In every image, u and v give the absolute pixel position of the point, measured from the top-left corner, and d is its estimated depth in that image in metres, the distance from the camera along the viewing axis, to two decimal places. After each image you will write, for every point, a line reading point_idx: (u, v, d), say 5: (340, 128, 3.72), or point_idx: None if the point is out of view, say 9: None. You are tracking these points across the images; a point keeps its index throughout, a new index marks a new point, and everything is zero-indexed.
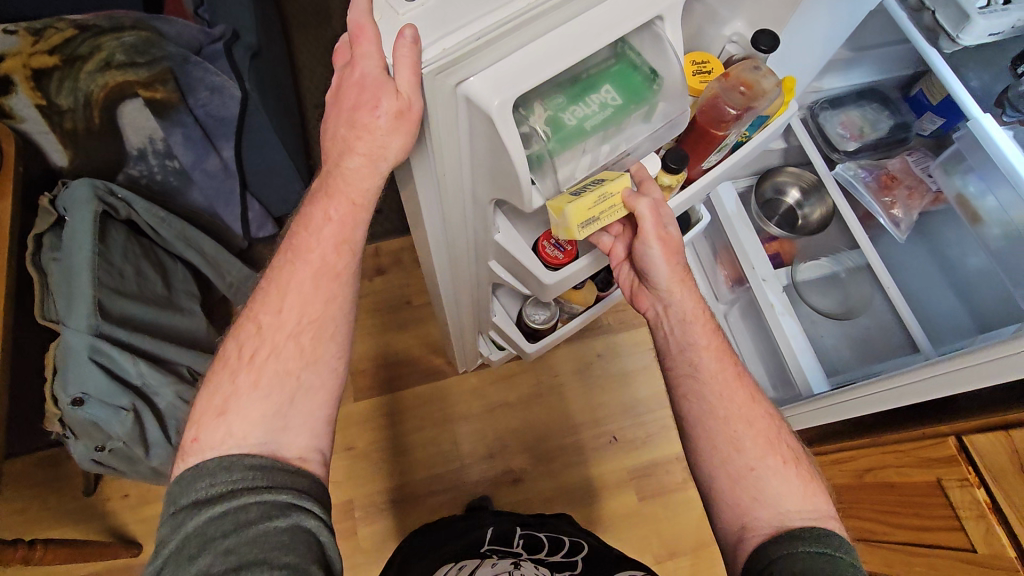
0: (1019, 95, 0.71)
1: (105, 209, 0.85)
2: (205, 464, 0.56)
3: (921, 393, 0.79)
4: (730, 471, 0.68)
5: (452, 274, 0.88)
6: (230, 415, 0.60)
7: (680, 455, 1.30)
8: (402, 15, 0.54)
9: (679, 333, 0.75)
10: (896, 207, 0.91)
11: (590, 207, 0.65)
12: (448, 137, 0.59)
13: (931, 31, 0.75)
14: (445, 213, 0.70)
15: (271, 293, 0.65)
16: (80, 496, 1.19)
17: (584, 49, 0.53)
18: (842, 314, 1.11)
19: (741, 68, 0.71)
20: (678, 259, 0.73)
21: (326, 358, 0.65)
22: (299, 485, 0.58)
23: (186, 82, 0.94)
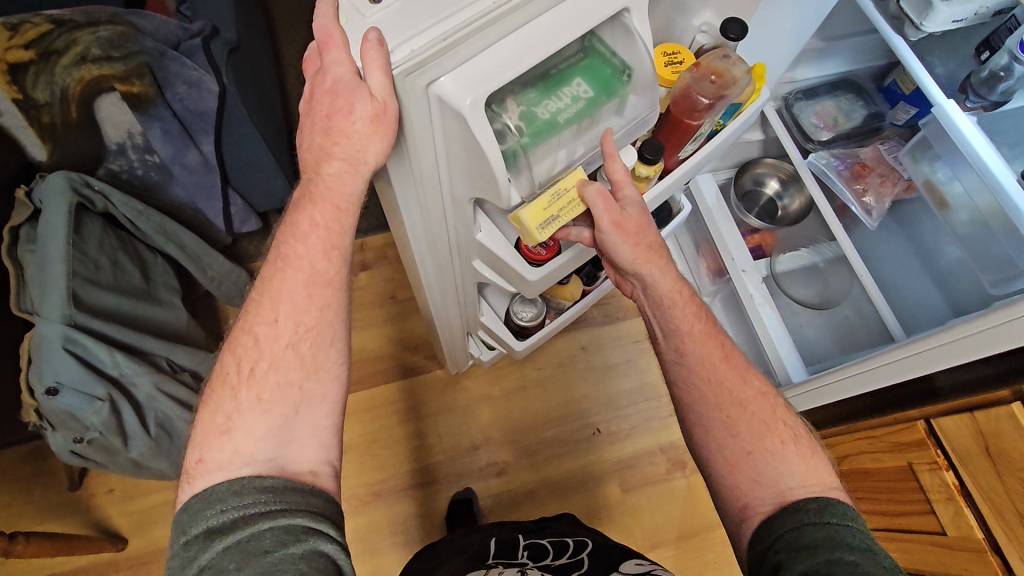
0: (982, 81, 0.73)
1: (80, 201, 0.85)
2: (214, 490, 0.53)
3: (891, 375, 0.80)
4: (728, 455, 0.68)
5: (437, 272, 0.87)
6: (234, 429, 0.57)
7: (664, 447, 1.31)
8: (367, 18, 0.53)
9: (659, 313, 0.75)
10: (867, 196, 0.92)
11: (545, 206, 0.64)
12: (422, 138, 0.57)
13: (897, 19, 0.76)
14: (427, 213, 0.70)
15: (264, 302, 0.62)
16: (65, 490, 1.19)
17: (555, 43, 0.52)
18: (819, 304, 1.12)
19: (711, 57, 0.68)
20: (645, 236, 0.71)
21: (326, 364, 0.62)
22: (314, 505, 0.55)
23: (163, 76, 0.95)
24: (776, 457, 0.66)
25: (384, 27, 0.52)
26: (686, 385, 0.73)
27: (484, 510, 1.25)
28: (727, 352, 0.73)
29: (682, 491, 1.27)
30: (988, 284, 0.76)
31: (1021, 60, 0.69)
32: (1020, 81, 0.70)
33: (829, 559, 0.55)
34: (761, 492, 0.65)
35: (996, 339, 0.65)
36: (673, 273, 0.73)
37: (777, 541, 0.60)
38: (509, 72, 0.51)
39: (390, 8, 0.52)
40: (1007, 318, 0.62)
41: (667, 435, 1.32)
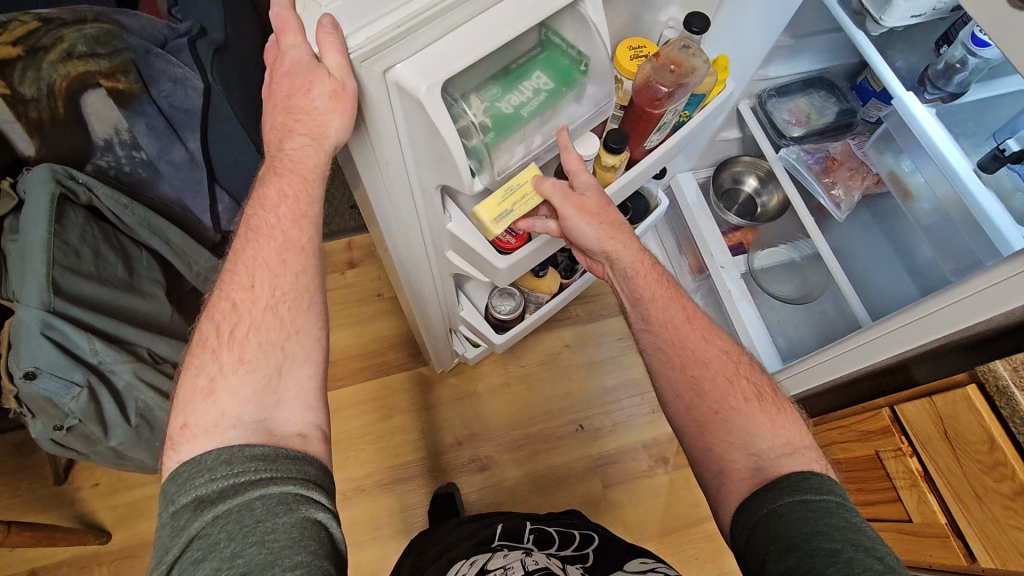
0: (937, 73, 0.76)
1: (64, 192, 0.87)
2: (203, 459, 0.52)
3: (857, 360, 0.81)
4: (697, 417, 0.70)
5: (411, 263, 0.87)
6: (218, 392, 0.57)
7: (646, 443, 1.31)
8: (325, 6, 0.55)
9: (627, 288, 0.77)
10: (836, 188, 0.94)
11: (499, 201, 0.66)
12: (385, 125, 0.59)
13: (858, 15, 0.78)
14: (397, 205, 0.71)
15: (238, 272, 0.62)
16: (51, 484, 1.20)
17: (509, 31, 0.53)
18: (798, 299, 1.13)
19: (671, 48, 0.70)
20: (605, 216, 0.72)
21: (302, 325, 0.64)
22: (306, 474, 0.55)
23: (149, 72, 0.97)
24: (747, 428, 0.67)
25: (343, 17, 0.54)
26: (659, 367, 0.74)
27: (467, 506, 1.26)
28: (692, 339, 0.73)
29: (664, 487, 1.28)
30: (951, 272, 0.77)
31: (974, 53, 0.71)
32: (974, 72, 0.73)
33: (806, 553, 0.54)
34: (741, 451, 0.66)
35: (951, 317, 0.65)
36: (635, 247, 0.75)
37: (752, 533, 0.61)
38: (463, 57, 0.52)
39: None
40: (971, 292, 0.62)
41: (649, 431, 1.32)
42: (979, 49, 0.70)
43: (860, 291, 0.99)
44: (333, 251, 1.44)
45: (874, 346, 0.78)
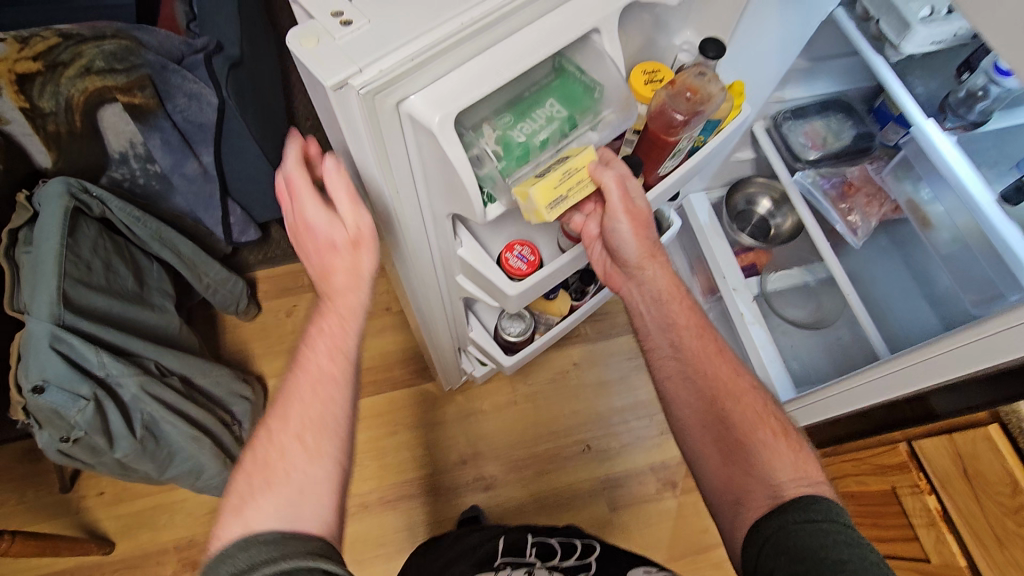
0: (959, 101, 0.74)
1: (78, 205, 0.88)
2: (223, 552, 0.51)
3: (868, 396, 0.80)
4: (721, 480, 0.68)
5: (423, 289, 0.87)
6: (251, 500, 0.55)
7: (655, 467, 1.29)
8: (338, 39, 0.51)
9: (656, 312, 0.78)
10: (852, 215, 0.92)
11: (555, 185, 0.61)
12: (395, 154, 0.57)
13: (877, 39, 0.77)
14: (407, 232, 0.70)
15: (275, 411, 0.60)
16: (57, 492, 1.21)
17: (524, 62, 0.53)
18: (811, 324, 1.11)
19: (687, 75, 0.69)
20: (647, 234, 0.74)
21: (329, 449, 0.59)
22: (318, 548, 0.53)
23: (165, 88, 0.97)
24: (766, 460, 0.66)
25: (349, 49, 0.50)
26: (680, 395, 0.74)
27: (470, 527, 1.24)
28: (703, 369, 0.74)
29: (672, 512, 1.25)
30: (971, 304, 0.75)
31: (997, 82, 0.69)
32: (997, 101, 0.71)
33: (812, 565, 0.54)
34: (757, 480, 0.65)
35: (967, 359, 0.64)
36: (669, 271, 0.78)
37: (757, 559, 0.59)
38: (478, 89, 0.51)
39: (360, 31, 0.51)
40: (990, 332, 0.60)
41: (658, 454, 1.30)
42: (1002, 78, 0.68)
43: (876, 318, 0.97)
44: None
45: (899, 381, 0.73)
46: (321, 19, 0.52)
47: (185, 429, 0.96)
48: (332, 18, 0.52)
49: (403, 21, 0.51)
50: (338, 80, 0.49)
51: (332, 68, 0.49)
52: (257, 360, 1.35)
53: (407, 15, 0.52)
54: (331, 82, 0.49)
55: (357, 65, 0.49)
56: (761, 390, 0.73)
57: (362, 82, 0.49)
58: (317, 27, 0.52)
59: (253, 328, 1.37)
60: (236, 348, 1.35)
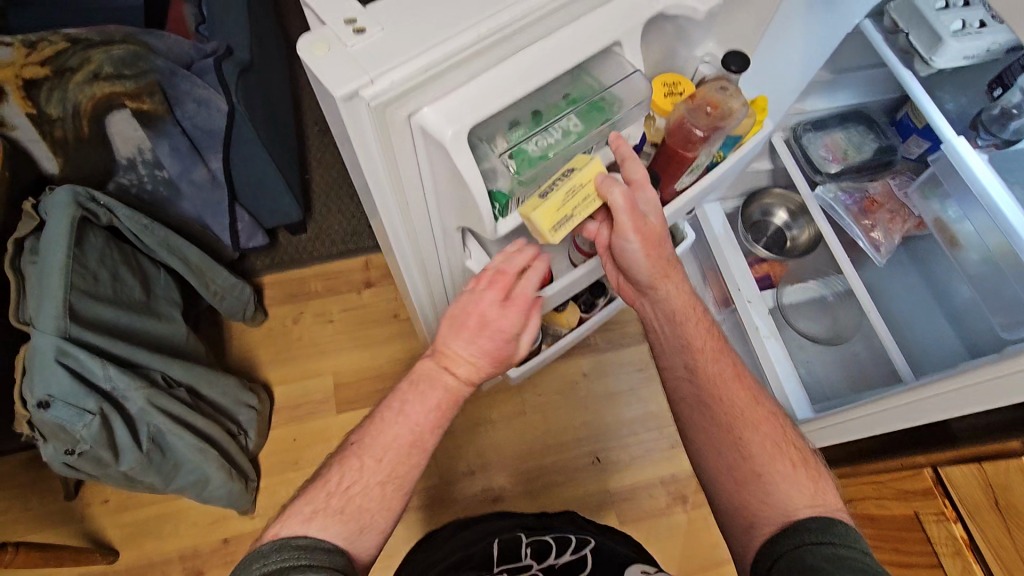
0: (991, 118, 0.72)
1: (85, 214, 0.86)
2: (258, 548, 0.52)
3: (890, 420, 0.78)
4: (736, 507, 0.66)
5: (427, 293, 0.82)
6: (319, 518, 0.56)
7: (665, 480, 1.27)
8: (349, 47, 0.43)
9: (670, 331, 0.76)
10: (875, 231, 0.90)
11: (560, 206, 0.57)
12: (404, 164, 0.52)
13: (906, 53, 0.75)
14: (413, 238, 0.66)
15: (364, 443, 0.61)
16: (61, 500, 1.19)
17: (546, 74, 0.47)
18: (829, 338, 1.09)
19: (707, 88, 0.66)
20: (661, 252, 0.71)
21: (395, 504, 0.60)
22: (339, 565, 0.53)
23: (174, 94, 0.96)
24: (784, 490, 0.64)
25: (362, 57, 0.43)
26: (696, 421, 0.72)
27: None
28: (721, 392, 0.71)
29: (682, 527, 1.24)
30: (999, 326, 0.74)
31: None
32: None
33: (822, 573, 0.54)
34: (771, 512, 0.63)
35: (1005, 391, 0.62)
36: (685, 289, 0.75)
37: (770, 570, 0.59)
38: (503, 100, 0.46)
39: (373, 39, 0.44)
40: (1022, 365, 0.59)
41: (668, 467, 1.28)
42: None
43: (897, 336, 0.95)
44: (350, 270, 1.42)
45: (937, 406, 0.70)
46: (329, 23, 0.44)
47: (191, 441, 0.95)
48: (342, 22, 0.44)
49: (422, 24, 0.45)
50: (349, 92, 0.42)
51: (342, 77, 0.42)
52: (262, 367, 1.33)
53: (427, 17, 0.45)
54: (341, 93, 0.42)
55: (371, 74, 0.42)
56: (779, 415, 0.72)
57: (376, 93, 0.42)
58: (325, 33, 0.44)
59: (259, 335, 1.36)
60: (241, 355, 1.34)
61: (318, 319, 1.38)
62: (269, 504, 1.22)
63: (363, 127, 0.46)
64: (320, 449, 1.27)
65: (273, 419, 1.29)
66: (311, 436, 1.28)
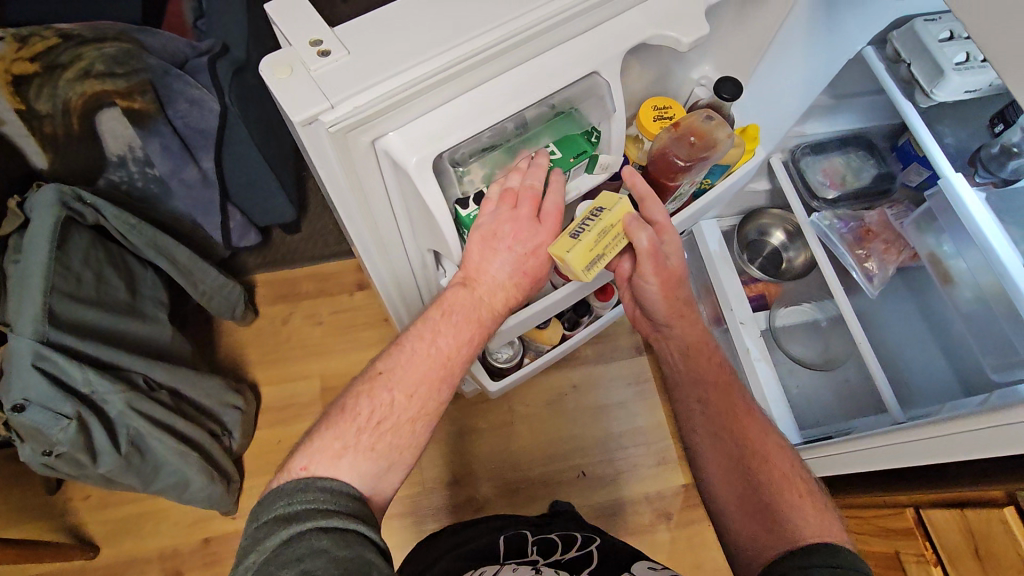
0: (991, 156, 0.71)
1: (70, 214, 0.85)
2: (284, 484, 0.52)
3: (879, 459, 0.76)
4: (748, 530, 0.66)
5: (399, 306, 0.78)
6: (349, 454, 0.55)
7: (649, 497, 1.26)
8: (313, 71, 0.40)
9: (684, 366, 0.77)
10: (870, 261, 0.88)
11: (591, 247, 0.59)
12: (373, 192, 0.49)
13: (907, 83, 0.74)
14: (384, 255, 0.62)
15: (395, 374, 0.59)
16: (43, 493, 1.19)
17: (521, 102, 0.45)
18: (821, 365, 1.08)
19: (693, 118, 0.65)
20: (680, 294, 0.72)
21: (421, 443, 0.60)
22: (363, 514, 0.53)
23: (166, 93, 0.95)
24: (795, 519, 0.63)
25: (323, 81, 0.40)
26: (707, 450, 0.73)
27: None
28: (734, 427, 0.71)
29: (666, 545, 1.23)
30: (989, 368, 0.73)
31: None
32: None
33: None
34: (782, 541, 0.62)
35: (991, 442, 0.61)
36: (701, 328, 0.76)
37: None
38: (471, 130, 0.44)
39: (339, 62, 0.41)
40: (1012, 422, 0.58)
41: (655, 484, 1.27)
42: None
43: (889, 366, 0.93)
44: (342, 270, 1.42)
45: (921, 449, 0.70)
46: (292, 44, 0.41)
47: (172, 444, 0.95)
48: (307, 43, 0.41)
49: (390, 46, 0.42)
50: (306, 118, 0.39)
51: (299, 101, 0.39)
52: (250, 367, 1.33)
53: (396, 40, 0.42)
54: (298, 119, 0.39)
55: (330, 101, 0.40)
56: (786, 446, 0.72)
57: (335, 120, 0.40)
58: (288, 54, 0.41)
59: (248, 335, 1.35)
60: (230, 354, 1.33)
61: (308, 321, 1.37)
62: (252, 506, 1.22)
63: (324, 152, 0.43)
64: None
65: (260, 420, 1.29)
66: (297, 439, 1.27)
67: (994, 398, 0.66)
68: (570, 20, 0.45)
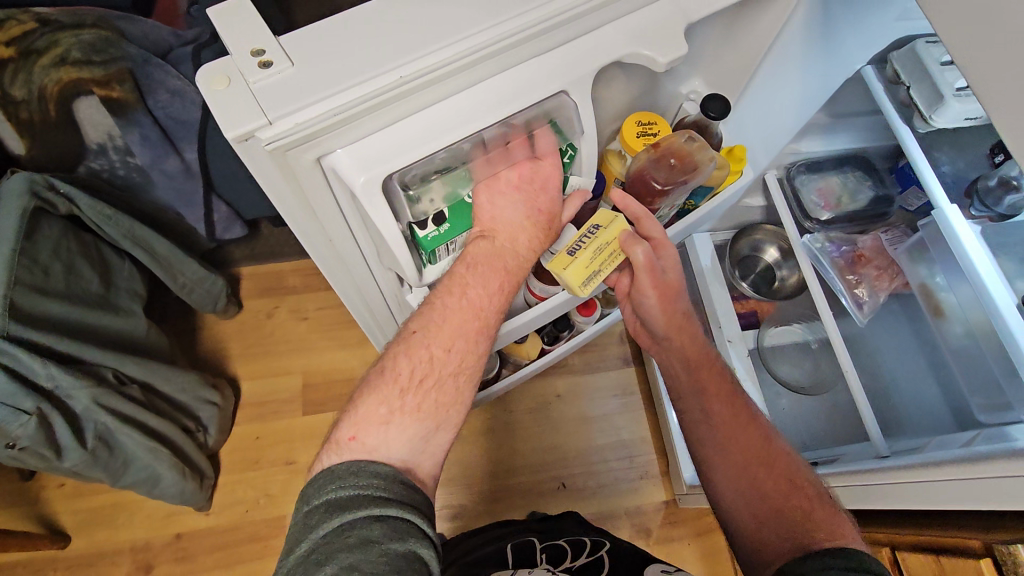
0: (987, 189, 0.69)
1: (40, 204, 0.83)
2: (337, 465, 0.49)
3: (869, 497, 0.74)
4: (758, 530, 0.64)
5: (366, 315, 0.78)
6: (395, 421, 0.53)
7: (629, 512, 1.24)
8: (252, 83, 0.42)
9: (688, 377, 0.74)
10: (860, 288, 0.84)
11: (588, 263, 0.62)
12: (323, 206, 0.50)
13: (905, 107, 0.71)
14: (347, 271, 0.63)
15: (432, 331, 0.56)
16: (16, 479, 1.18)
17: (465, 126, 0.46)
18: (808, 388, 1.05)
19: (675, 139, 0.64)
20: (677, 306, 0.71)
21: (466, 399, 0.58)
22: (416, 502, 0.50)
23: (146, 82, 0.88)
24: (806, 524, 0.61)
25: (261, 96, 0.41)
26: (711, 456, 0.70)
27: None
28: (740, 438, 0.69)
29: None
30: (977, 409, 0.71)
31: None
32: None
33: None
34: (791, 542, 0.60)
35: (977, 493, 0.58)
36: (699, 339, 0.74)
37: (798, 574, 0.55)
38: (413, 153, 0.45)
39: (280, 74, 0.42)
40: (997, 475, 0.56)
41: (635, 499, 1.25)
42: None
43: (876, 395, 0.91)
44: None
45: (903, 490, 0.68)
46: (235, 54, 0.42)
47: (141, 440, 0.93)
48: (248, 54, 0.42)
49: (333, 64, 0.43)
50: (241, 133, 0.40)
51: (234, 116, 0.41)
52: (231, 362, 1.31)
53: (339, 57, 0.43)
54: (234, 134, 0.41)
55: (266, 117, 0.41)
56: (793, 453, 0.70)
57: (271, 137, 0.41)
58: (230, 64, 0.43)
59: (231, 328, 1.33)
60: (211, 348, 1.31)
61: (292, 316, 1.36)
62: (226, 502, 1.21)
63: (265, 167, 0.45)
64: (284, 450, 1.25)
65: (238, 415, 1.27)
66: (275, 437, 1.26)
67: (978, 440, 0.64)
68: (519, 44, 0.45)
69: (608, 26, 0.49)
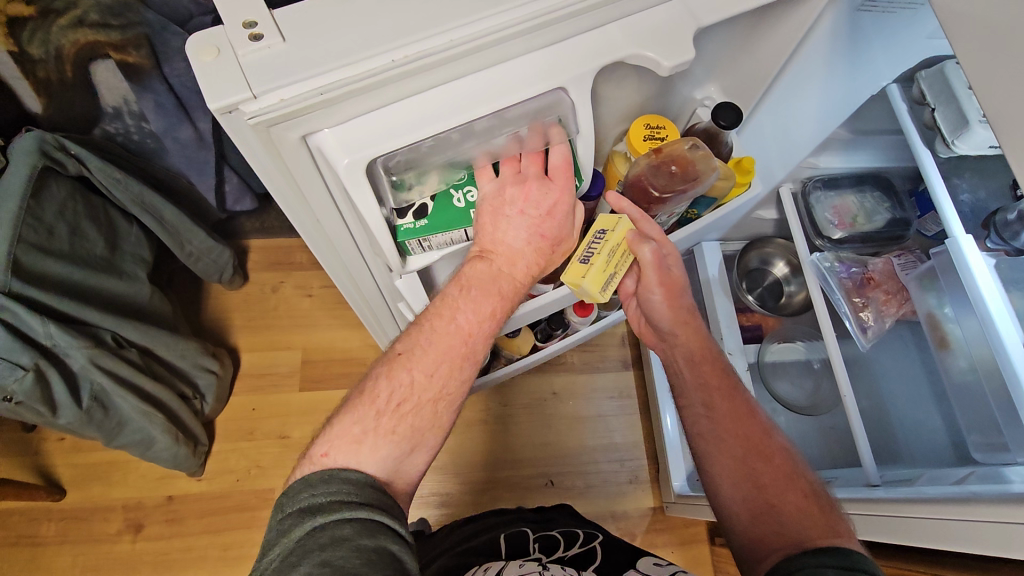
0: (1005, 222, 0.66)
1: (50, 163, 0.84)
2: (308, 475, 0.50)
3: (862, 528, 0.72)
4: (754, 529, 0.62)
5: (357, 295, 0.78)
6: (369, 440, 0.52)
7: (615, 514, 1.24)
8: (241, 56, 0.41)
9: (688, 374, 0.72)
10: (866, 311, 0.82)
11: (604, 267, 0.61)
12: (309, 185, 0.50)
13: (929, 129, 0.69)
14: (337, 250, 0.62)
15: (415, 355, 0.55)
16: (18, 430, 1.21)
17: (455, 117, 0.46)
18: (807, 408, 1.03)
19: (677, 146, 0.63)
20: (683, 302, 0.70)
21: (445, 423, 0.57)
22: (388, 506, 0.50)
23: (163, 50, 0.89)
24: (798, 523, 0.59)
25: (249, 70, 0.41)
26: (710, 454, 0.68)
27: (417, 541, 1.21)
28: (740, 435, 0.67)
29: None
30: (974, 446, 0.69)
31: None
32: None
33: None
34: (785, 541, 0.58)
35: (965, 536, 0.56)
36: (702, 333, 0.72)
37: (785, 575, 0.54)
38: (402, 139, 0.45)
39: (270, 50, 0.41)
40: (987, 520, 0.54)
41: (622, 502, 1.25)
42: None
43: (876, 421, 0.89)
44: None
45: (893, 524, 0.66)
46: (226, 24, 0.42)
47: (137, 404, 0.95)
48: (240, 25, 0.41)
49: (324, 42, 0.42)
50: (224, 106, 0.40)
51: (219, 87, 0.40)
52: (234, 332, 1.32)
53: (329, 35, 0.42)
54: (217, 105, 0.40)
55: (250, 91, 0.40)
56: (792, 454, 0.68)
57: (254, 111, 0.41)
58: (220, 33, 0.42)
59: (236, 299, 1.35)
60: (215, 316, 1.33)
61: (297, 292, 1.36)
62: (218, 470, 1.23)
63: (250, 141, 0.44)
64: (279, 423, 1.26)
65: (236, 385, 1.29)
66: (270, 410, 1.27)
67: (972, 478, 0.62)
68: (513, 38, 0.44)
69: (612, 24, 0.48)
